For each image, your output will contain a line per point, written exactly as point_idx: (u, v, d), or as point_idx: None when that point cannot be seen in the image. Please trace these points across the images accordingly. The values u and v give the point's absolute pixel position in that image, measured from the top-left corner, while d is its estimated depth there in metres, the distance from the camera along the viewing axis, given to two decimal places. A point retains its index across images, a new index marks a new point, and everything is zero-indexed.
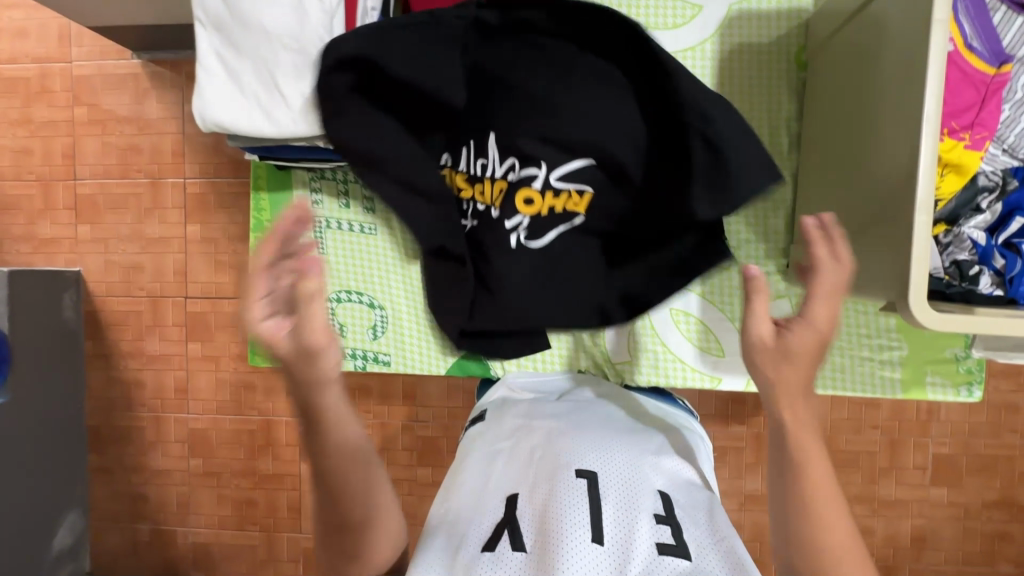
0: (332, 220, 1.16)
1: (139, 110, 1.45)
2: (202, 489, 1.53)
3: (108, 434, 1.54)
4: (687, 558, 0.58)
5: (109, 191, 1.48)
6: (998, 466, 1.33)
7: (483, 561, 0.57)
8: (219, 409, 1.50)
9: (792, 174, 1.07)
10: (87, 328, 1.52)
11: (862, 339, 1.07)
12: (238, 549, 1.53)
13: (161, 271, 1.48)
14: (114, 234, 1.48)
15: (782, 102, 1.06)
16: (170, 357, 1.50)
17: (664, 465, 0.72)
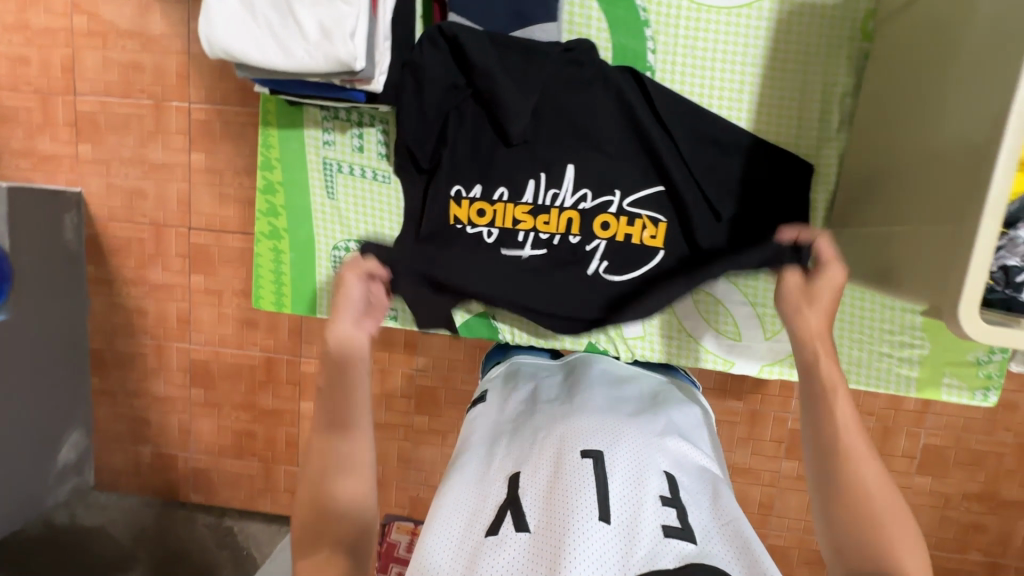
0: (343, 163, 1.12)
1: (143, 25, 1.36)
2: (201, 418, 1.55)
3: (109, 359, 1.55)
4: (692, 542, 0.58)
5: (111, 110, 1.41)
6: (987, 461, 1.35)
7: (487, 545, 0.58)
8: (221, 342, 1.50)
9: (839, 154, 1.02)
10: (88, 250, 1.49)
11: (884, 334, 1.06)
12: (237, 477, 1.57)
13: (165, 199, 1.44)
14: (116, 155, 1.43)
15: (840, 74, 0.99)
16: (172, 287, 1.48)
17: (670, 445, 0.71)
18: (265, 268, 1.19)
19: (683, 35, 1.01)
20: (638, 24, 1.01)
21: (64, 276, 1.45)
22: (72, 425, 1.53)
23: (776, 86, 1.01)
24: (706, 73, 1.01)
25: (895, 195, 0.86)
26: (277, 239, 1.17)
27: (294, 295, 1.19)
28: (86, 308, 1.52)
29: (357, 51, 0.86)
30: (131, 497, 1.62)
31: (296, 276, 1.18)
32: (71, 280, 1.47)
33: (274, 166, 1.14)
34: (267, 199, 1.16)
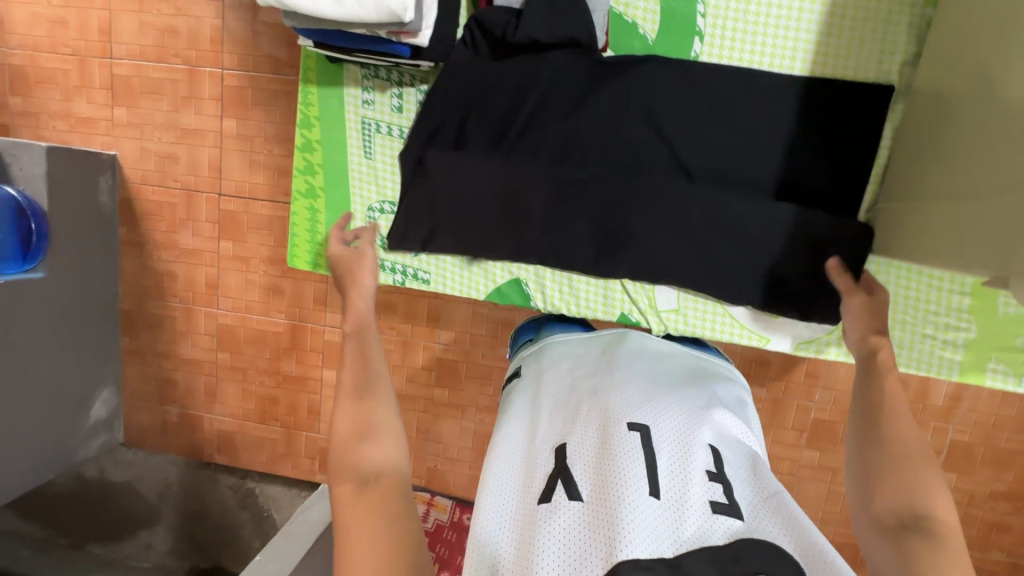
0: (381, 123, 1.23)
1: (177, 115, 1.50)
2: (242, 454, 1.68)
3: (173, 396, 1.67)
4: (739, 518, 0.64)
5: (166, 174, 1.54)
6: (1016, 459, 1.39)
7: (541, 511, 0.64)
8: (260, 380, 1.62)
9: (895, 125, 1.08)
10: (129, 305, 1.64)
11: (931, 317, 1.14)
12: (276, 504, 1.66)
13: (208, 241, 1.55)
14: (151, 237, 1.58)
15: (899, 43, 1.05)
16: (211, 337, 1.61)
17: (714, 417, 0.77)
18: (301, 230, 1.31)
19: (731, 40, 1.09)
20: (690, 31, 1.10)
21: (97, 330, 1.58)
22: None
23: (828, 57, 1.07)
24: (754, 38, 1.08)
25: (949, 166, 0.94)
26: (314, 198, 1.29)
27: (329, 251, 1.30)
28: (153, 351, 1.65)
29: (407, 2, 0.91)
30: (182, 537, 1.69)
31: (332, 231, 1.29)
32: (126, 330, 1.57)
33: (314, 127, 1.25)
34: (305, 156, 1.27)
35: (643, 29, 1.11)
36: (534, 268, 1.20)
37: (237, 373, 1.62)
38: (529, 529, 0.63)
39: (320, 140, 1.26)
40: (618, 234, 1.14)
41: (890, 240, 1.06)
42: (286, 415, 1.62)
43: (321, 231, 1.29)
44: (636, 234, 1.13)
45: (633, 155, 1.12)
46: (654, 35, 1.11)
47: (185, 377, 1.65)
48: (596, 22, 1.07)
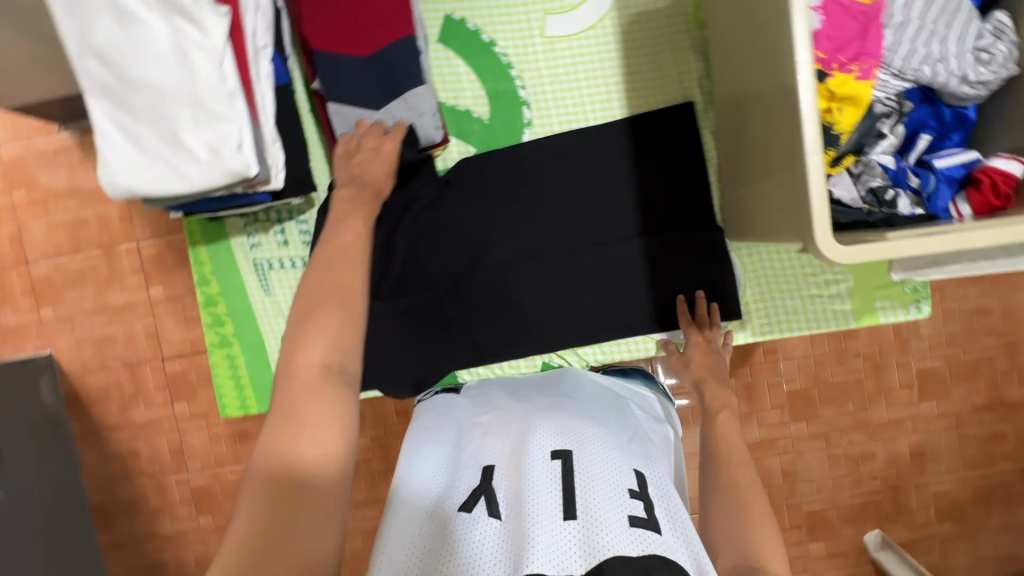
0: (273, 260, 1.05)
1: (80, 181, 1.43)
2: (216, 544, 1.52)
3: (112, 510, 1.53)
4: (656, 531, 0.56)
5: (64, 268, 1.46)
6: (980, 370, 1.37)
7: (459, 520, 0.58)
8: (217, 462, 1.49)
9: (713, 131, 1.00)
10: (69, 406, 1.50)
11: (784, 270, 1.01)
12: None
13: (138, 292, 1.45)
14: (78, 310, 1.47)
15: (690, 63, 0.98)
16: (160, 419, 1.49)
17: (640, 449, 0.71)
18: (224, 378, 1.09)
19: (556, 75, 1.00)
20: (504, 69, 1.00)
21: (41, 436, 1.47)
22: None
23: (636, 79, 0.99)
24: (568, 79, 1.00)
25: (749, 156, 0.84)
26: (212, 303, 1.07)
27: (244, 350, 1.08)
28: (79, 464, 1.51)
29: (248, 158, 0.78)
30: None
31: (239, 324, 1.07)
32: (59, 441, 1.48)
33: (218, 301, 1.07)
34: (210, 312, 1.07)
35: (477, 113, 1.01)
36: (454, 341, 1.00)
37: (200, 420, 1.48)
38: (442, 541, 0.56)
39: (203, 236, 1.06)
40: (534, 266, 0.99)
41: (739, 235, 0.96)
42: None
43: (228, 330, 1.07)
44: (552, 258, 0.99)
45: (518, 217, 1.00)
46: (489, 115, 1.01)
47: (135, 473, 1.51)
48: (427, 121, 0.92)
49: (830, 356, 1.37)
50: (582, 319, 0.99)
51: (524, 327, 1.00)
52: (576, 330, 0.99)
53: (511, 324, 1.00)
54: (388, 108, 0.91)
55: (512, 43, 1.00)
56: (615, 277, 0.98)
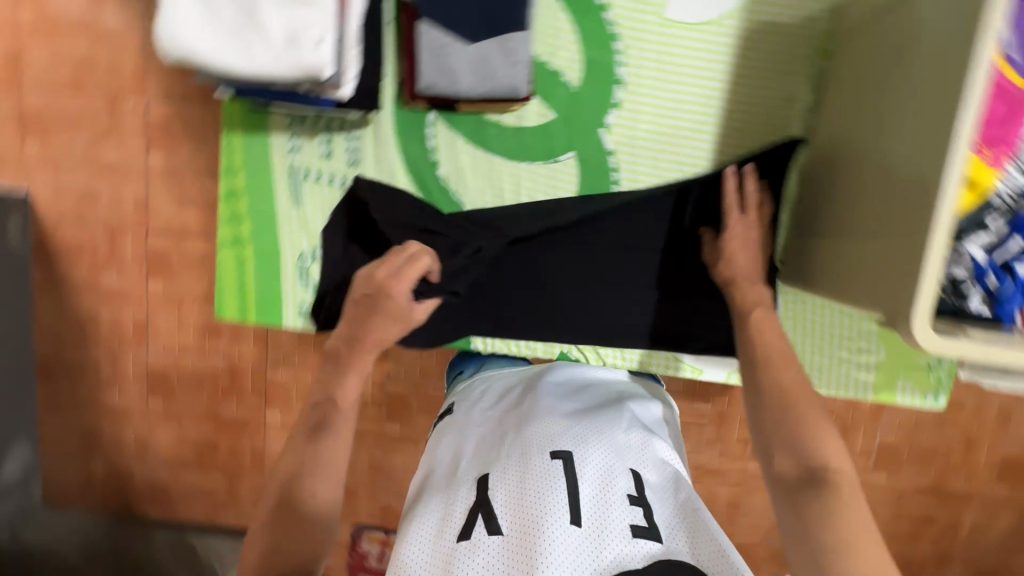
0: (310, 170, 0.99)
1: (97, 17, 1.30)
2: (160, 429, 1.49)
3: (58, 369, 1.47)
4: (658, 540, 0.57)
5: (59, 106, 1.34)
6: (936, 457, 1.42)
7: (460, 549, 0.55)
8: (180, 350, 1.44)
9: (800, 169, 0.95)
10: (35, 252, 1.41)
11: (824, 326, 1.00)
12: (199, 490, 1.52)
13: (136, 155, 1.35)
14: (66, 155, 1.36)
15: (801, 91, 0.93)
16: (129, 292, 1.42)
17: (639, 439, 0.70)
18: (228, 277, 1.03)
19: (662, 63, 0.93)
20: (609, 40, 0.92)
21: None
22: (15, 438, 1.44)
23: (744, 91, 0.93)
24: (673, 71, 0.93)
25: (846, 207, 0.82)
26: (234, 197, 1.00)
27: (256, 254, 1.02)
28: (32, 314, 1.44)
29: (325, 57, 0.74)
30: (82, 511, 1.54)
31: (258, 226, 1.01)
32: (16, 286, 1.39)
33: (241, 196, 1.00)
34: (230, 208, 1.00)
35: (567, 78, 0.94)
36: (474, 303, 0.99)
37: (172, 303, 1.42)
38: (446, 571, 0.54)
39: (241, 124, 0.98)
40: (572, 249, 0.97)
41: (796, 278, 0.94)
42: (208, 386, 1.46)
43: (244, 229, 1.01)
44: (592, 247, 0.97)
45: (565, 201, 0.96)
46: (580, 83, 0.94)
47: (90, 338, 1.45)
48: (519, 72, 0.84)
49: None
50: (606, 314, 0.98)
51: (546, 306, 0.99)
52: (597, 324, 0.99)
53: (535, 300, 0.99)
54: (481, 45, 0.82)
55: (626, 13, 0.91)
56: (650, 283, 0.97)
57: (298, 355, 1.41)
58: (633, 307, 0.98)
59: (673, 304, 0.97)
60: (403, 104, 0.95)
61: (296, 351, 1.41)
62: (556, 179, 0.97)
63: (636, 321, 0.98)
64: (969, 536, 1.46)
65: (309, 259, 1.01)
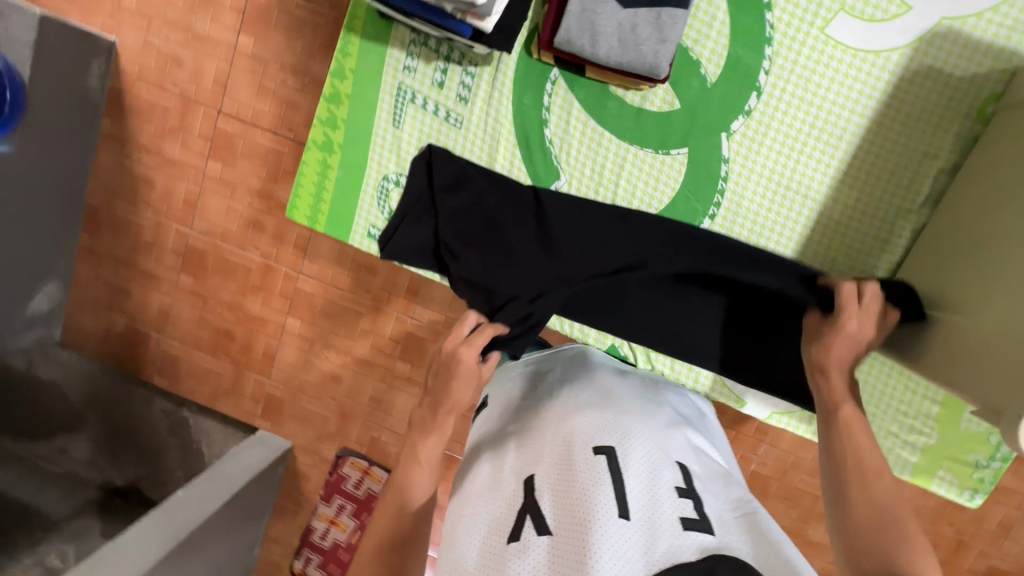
0: (417, 95, 0.96)
1: None
2: (185, 305, 1.52)
3: (104, 221, 1.50)
4: (711, 533, 0.55)
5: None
6: None
7: (510, 553, 0.53)
8: (223, 235, 1.46)
9: (914, 230, 0.90)
10: (109, 102, 1.42)
11: (885, 396, 0.98)
12: (207, 372, 1.56)
13: (229, 32, 1.33)
14: (161, 14, 1.35)
15: (943, 149, 0.87)
16: (188, 166, 1.43)
17: (680, 438, 0.69)
18: (308, 180, 1.02)
19: (806, 81, 0.88)
20: (761, 42, 0.87)
21: None
22: (51, 276, 1.49)
23: (882, 134, 0.88)
24: (815, 93, 0.88)
25: (967, 279, 0.77)
26: (335, 102, 0.98)
27: (342, 164, 1.01)
28: (92, 162, 1.46)
29: None
30: (94, 361, 1.59)
31: (350, 137, 1.00)
32: (84, 130, 1.41)
33: (342, 102, 0.98)
34: (328, 110, 0.98)
35: (704, 70, 0.89)
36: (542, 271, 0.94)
37: (226, 188, 1.43)
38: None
39: (361, 30, 0.95)
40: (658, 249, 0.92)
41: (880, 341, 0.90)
42: (240, 277, 1.47)
43: (337, 136, 1.00)
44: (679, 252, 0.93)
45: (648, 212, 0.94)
46: (716, 80, 0.89)
47: (141, 200, 1.47)
48: (665, 52, 0.80)
49: (809, 464, 1.38)
50: (673, 320, 0.93)
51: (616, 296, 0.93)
52: (659, 328, 0.93)
53: (605, 287, 0.92)
54: (636, 13, 0.79)
55: (788, 18, 0.86)
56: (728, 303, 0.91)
57: (332, 272, 1.42)
58: (702, 321, 0.92)
59: (744, 330, 0.92)
60: (531, 54, 0.92)
61: (332, 268, 1.42)
62: (660, 171, 0.94)
63: (700, 336, 0.93)
64: None
65: (393, 182, 1.01)
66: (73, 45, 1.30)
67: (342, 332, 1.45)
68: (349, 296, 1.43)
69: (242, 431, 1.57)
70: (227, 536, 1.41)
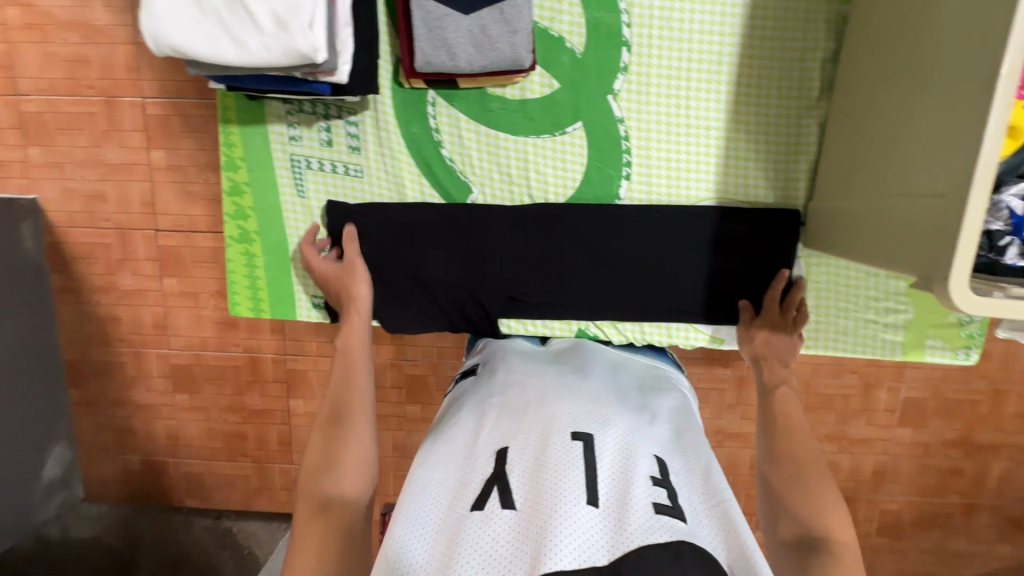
0: (312, 159, 0.97)
1: (84, 13, 1.27)
2: (189, 422, 1.52)
3: (85, 370, 1.50)
4: (681, 520, 0.55)
5: (58, 109, 1.32)
6: (963, 409, 1.39)
7: (472, 520, 0.53)
8: (201, 345, 1.46)
9: (820, 122, 0.90)
10: (50, 257, 1.43)
11: (852, 287, 0.97)
12: (232, 478, 1.56)
13: (139, 152, 1.34)
14: (70, 158, 1.35)
15: (818, 41, 0.88)
16: (146, 291, 1.43)
17: (658, 427, 0.69)
18: (239, 274, 1.04)
19: (668, 21, 0.88)
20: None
21: None
22: (54, 439, 1.50)
23: (758, 44, 0.88)
24: (682, 28, 0.88)
25: (877, 160, 0.78)
26: (237, 193, 1.00)
27: (265, 248, 1.02)
28: (55, 319, 1.46)
29: (317, 41, 0.74)
30: (124, 505, 1.59)
31: (264, 221, 1.01)
32: (35, 292, 1.42)
33: (244, 190, 0.99)
34: (234, 203, 1.00)
35: (570, 44, 0.90)
36: (484, 283, 0.96)
37: (188, 299, 1.43)
38: (454, 540, 0.52)
39: (238, 119, 0.96)
40: (585, 226, 0.94)
41: (818, 242, 0.91)
42: (230, 378, 1.48)
43: (250, 224, 1.01)
44: (603, 219, 0.94)
45: (556, 198, 0.95)
46: (583, 49, 0.90)
47: (113, 338, 1.47)
48: (520, 42, 0.81)
49: (827, 366, 1.38)
50: (621, 283, 0.95)
51: (561, 279, 0.96)
52: (612, 295, 0.95)
53: (547, 275, 0.96)
54: (479, 15, 0.80)
55: None
56: (667, 250, 0.94)
57: (315, 343, 1.43)
58: (649, 274, 0.95)
59: (689, 267, 0.94)
60: (402, 83, 0.92)
61: (314, 339, 1.42)
62: (564, 151, 0.94)
63: (652, 289, 0.95)
64: (997, 485, 1.44)
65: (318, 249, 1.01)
66: None
67: None
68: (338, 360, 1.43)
69: (285, 522, 1.57)
70: None
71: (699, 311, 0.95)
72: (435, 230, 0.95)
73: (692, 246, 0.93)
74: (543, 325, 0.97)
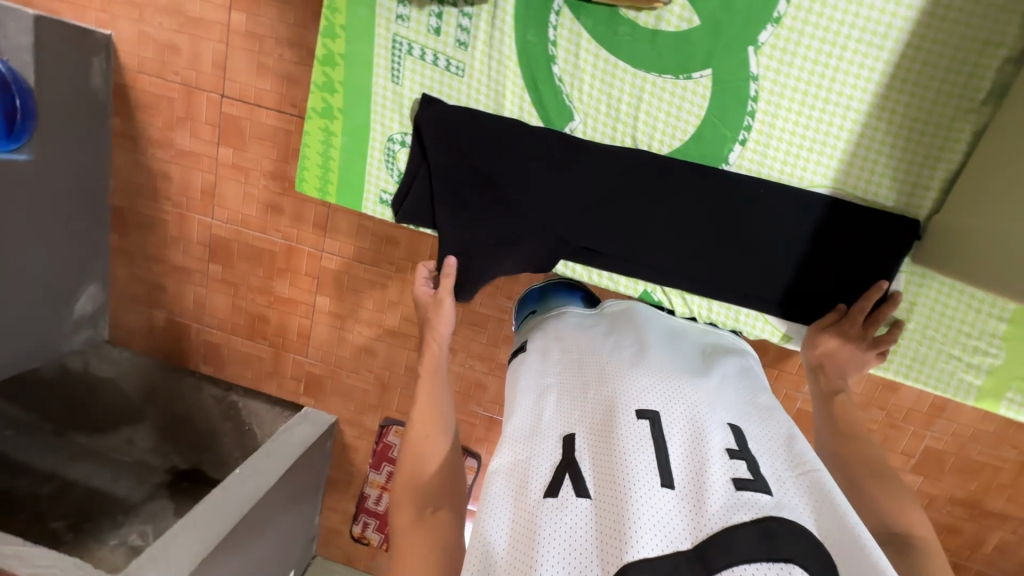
0: (415, 46, 0.92)
1: None
2: (217, 294, 1.55)
3: (130, 220, 1.52)
4: (767, 494, 0.52)
5: None
6: (983, 473, 1.34)
7: (546, 507, 0.52)
8: (243, 222, 1.46)
9: (975, 130, 0.81)
10: (114, 99, 1.42)
11: (949, 317, 0.92)
12: (248, 357, 1.60)
13: (220, 11, 1.29)
14: (151, 1, 1.31)
15: (1007, 35, 0.77)
16: (200, 155, 1.42)
17: (729, 398, 0.65)
18: (313, 150, 1.03)
19: None
20: None
21: None
22: (89, 278, 1.54)
23: (937, 27, 0.78)
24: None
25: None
26: (330, 64, 0.96)
27: (346, 128, 1.00)
28: (110, 162, 1.47)
29: None
30: (143, 356, 1.66)
31: (351, 99, 0.98)
32: (95, 131, 1.42)
33: (338, 62, 0.96)
34: (324, 73, 0.97)
35: None
36: (561, 218, 0.92)
37: (239, 173, 1.42)
38: (531, 529, 0.52)
39: None
40: (682, 183, 0.89)
41: (935, 259, 0.85)
42: (265, 261, 1.49)
43: (335, 100, 0.98)
44: (709, 182, 0.89)
45: (660, 147, 0.90)
46: None
47: (161, 195, 1.48)
48: None
49: (857, 396, 1.33)
50: (702, 250, 0.91)
51: (638, 232, 0.91)
52: (687, 260, 0.91)
53: (627, 225, 0.91)
54: None
55: None
56: (759, 227, 0.89)
57: (354, 247, 1.41)
58: (733, 248, 0.90)
59: (777, 251, 0.89)
60: None
61: (353, 243, 1.41)
62: (683, 98, 0.87)
63: (732, 264, 0.90)
64: (990, 552, 1.41)
65: (400, 141, 0.99)
66: (71, 45, 1.29)
67: (369, 305, 1.46)
68: (372, 269, 1.43)
69: (289, 410, 1.63)
70: (286, 509, 1.48)
71: (773, 299, 0.91)
72: (525, 153, 0.91)
73: (785, 228, 0.88)
74: (608, 276, 0.96)
